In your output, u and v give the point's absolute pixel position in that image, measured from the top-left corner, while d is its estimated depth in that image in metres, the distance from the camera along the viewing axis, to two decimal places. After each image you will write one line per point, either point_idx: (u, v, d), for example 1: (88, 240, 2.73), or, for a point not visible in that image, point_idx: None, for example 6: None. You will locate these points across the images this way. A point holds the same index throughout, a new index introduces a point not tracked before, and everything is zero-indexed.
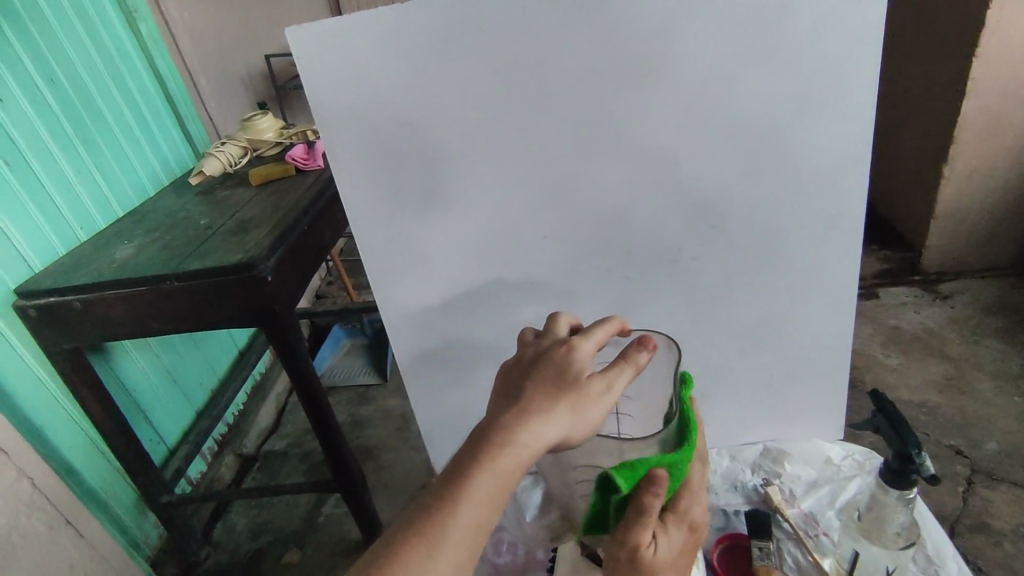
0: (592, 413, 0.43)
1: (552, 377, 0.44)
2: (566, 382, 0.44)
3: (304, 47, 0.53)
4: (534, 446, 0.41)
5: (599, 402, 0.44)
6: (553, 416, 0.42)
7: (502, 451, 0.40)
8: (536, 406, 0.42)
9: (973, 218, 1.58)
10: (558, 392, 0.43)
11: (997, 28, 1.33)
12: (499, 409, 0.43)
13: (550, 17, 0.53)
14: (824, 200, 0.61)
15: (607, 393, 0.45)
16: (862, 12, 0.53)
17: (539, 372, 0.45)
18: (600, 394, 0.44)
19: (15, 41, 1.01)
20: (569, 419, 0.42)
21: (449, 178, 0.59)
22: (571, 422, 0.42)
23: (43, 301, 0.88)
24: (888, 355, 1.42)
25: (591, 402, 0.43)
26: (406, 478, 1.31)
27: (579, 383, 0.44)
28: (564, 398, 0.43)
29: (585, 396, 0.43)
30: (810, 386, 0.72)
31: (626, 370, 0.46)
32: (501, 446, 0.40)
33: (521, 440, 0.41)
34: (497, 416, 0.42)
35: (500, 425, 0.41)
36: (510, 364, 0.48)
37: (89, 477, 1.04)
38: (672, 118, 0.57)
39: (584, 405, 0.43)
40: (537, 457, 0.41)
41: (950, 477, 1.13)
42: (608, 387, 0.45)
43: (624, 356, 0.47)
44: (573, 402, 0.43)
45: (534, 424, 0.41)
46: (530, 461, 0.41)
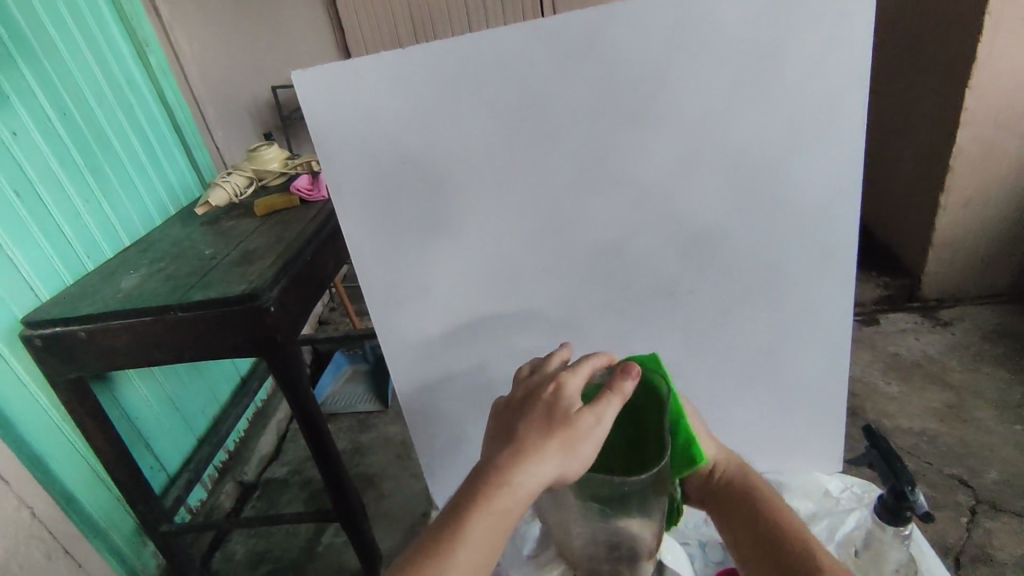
0: (584, 447, 0.44)
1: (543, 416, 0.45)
2: (556, 419, 0.44)
3: (310, 89, 0.55)
4: (527, 488, 0.42)
5: (589, 435, 0.44)
6: (542, 457, 0.43)
7: (496, 494, 0.42)
8: (526, 448, 0.43)
9: (971, 245, 1.59)
10: (547, 431, 0.44)
11: (989, 60, 1.36)
12: (495, 449, 0.45)
13: (549, 61, 0.55)
14: (816, 235, 0.62)
15: (597, 427, 0.44)
16: (851, 55, 0.55)
17: (529, 412, 0.46)
18: (588, 429, 0.44)
19: (30, 77, 1.05)
20: (560, 458, 0.43)
21: (449, 215, 0.61)
22: (562, 461, 0.43)
23: (49, 330, 0.90)
24: (888, 383, 1.42)
25: (579, 439, 0.44)
26: (406, 506, 1.31)
27: (565, 420, 0.44)
28: (553, 437, 0.43)
29: (574, 433, 0.44)
30: (805, 418, 0.72)
31: (614, 399, 0.45)
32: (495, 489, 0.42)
33: (512, 482, 0.42)
34: (492, 457, 0.44)
35: (493, 467, 0.43)
36: (504, 403, 0.49)
37: (90, 505, 1.04)
38: (668, 156, 0.58)
39: (573, 442, 0.43)
40: (532, 497, 0.43)
41: (952, 507, 1.12)
42: (597, 420, 0.44)
43: (611, 384, 0.45)
44: (561, 441, 0.43)
45: (525, 464, 0.43)
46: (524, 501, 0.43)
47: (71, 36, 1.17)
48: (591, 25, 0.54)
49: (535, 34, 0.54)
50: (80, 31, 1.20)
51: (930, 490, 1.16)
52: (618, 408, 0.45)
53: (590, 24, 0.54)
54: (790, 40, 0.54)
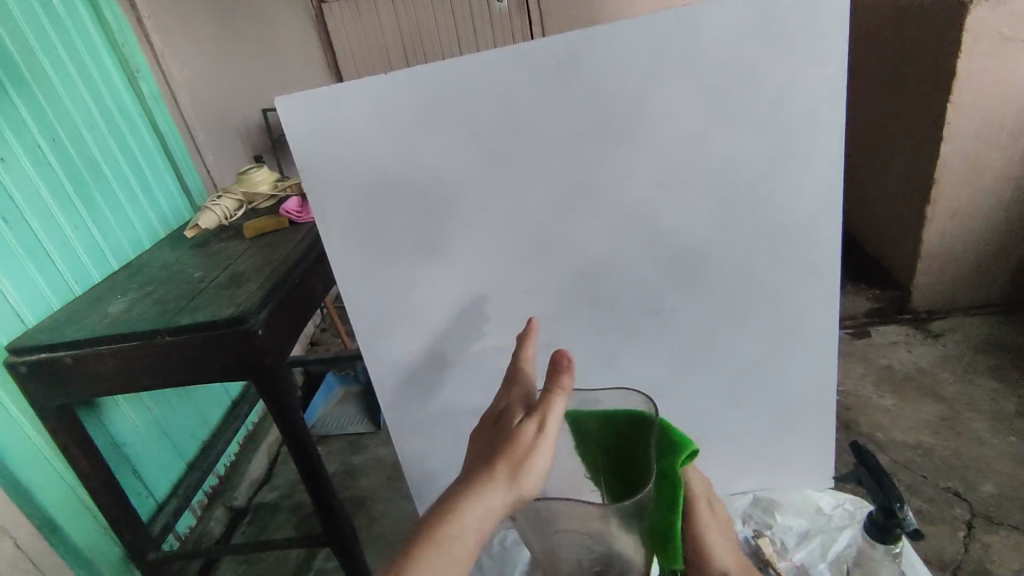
0: (531, 458, 0.44)
1: (490, 439, 0.47)
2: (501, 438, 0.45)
3: (295, 114, 0.56)
4: (481, 509, 0.42)
5: (534, 444, 0.44)
6: (494, 474, 0.43)
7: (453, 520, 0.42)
8: (475, 471, 0.44)
9: (959, 257, 1.60)
10: (494, 450, 0.45)
11: (969, 75, 1.39)
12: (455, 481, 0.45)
13: (531, 85, 0.55)
14: (800, 252, 0.62)
15: (540, 432, 0.45)
16: (829, 74, 0.56)
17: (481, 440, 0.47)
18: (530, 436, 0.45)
19: (20, 104, 1.05)
20: (509, 472, 0.44)
21: (434, 237, 0.61)
22: (511, 475, 0.43)
23: (35, 356, 0.89)
24: (881, 396, 1.42)
25: (525, 449, 0.44)
26: (399, 529, 1.29)
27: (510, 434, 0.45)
28: (499, 454, 0.44)
29: (519, 446, 0.44)
30: (794, 434, 0.72)
31: (552, 401, 0.46)
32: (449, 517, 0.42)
33: (466, 509, 0.42)
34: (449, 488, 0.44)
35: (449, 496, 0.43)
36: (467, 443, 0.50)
37: (75, 534, 1.02)
38: (651, 176, 0.59)
39: (520, 454, 0.44)
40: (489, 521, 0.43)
41: (949, 521, 1.11)
42: (538, 426, 0.45)
43: (546, 388, 0.47)
44: (509, 455, 0.44)
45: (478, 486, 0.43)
46: (481, 525, 0.42)
47: (62, 62, 1.18)
48: (572, 49, 0.54)
49: (517, 58, 0.55)
50: (71, 58, 1.21)
51: (926, 505, 1.15)
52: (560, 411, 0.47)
53: (571, 49, 0.54)
54: (768, 61, 0.55)
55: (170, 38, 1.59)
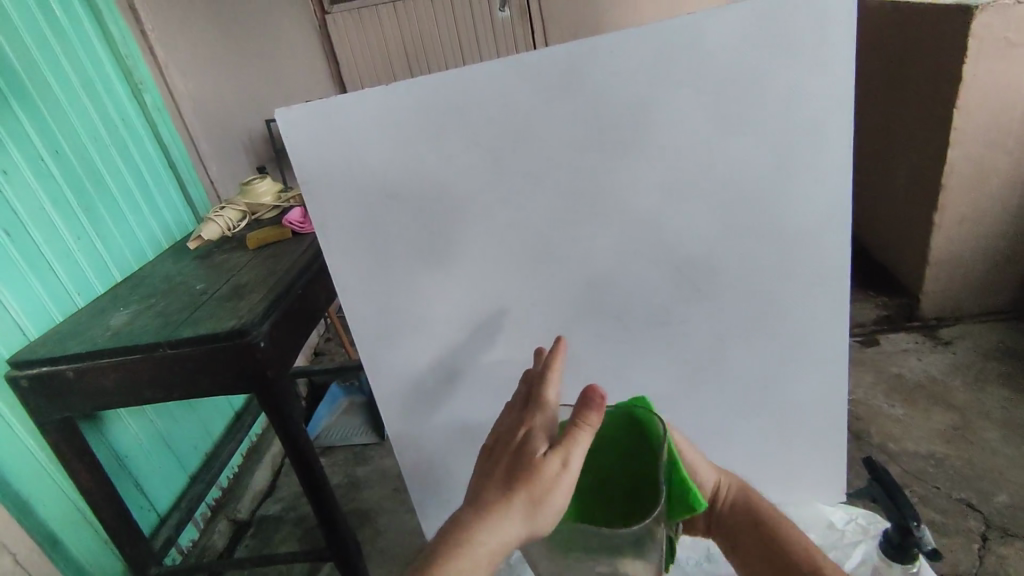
0: (551, 498, 0.41)
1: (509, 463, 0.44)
2: (521, 468, 0.42)
3: (294, 126, 0.55)
4: (493, 543, 0.41)
5: (555, 484, 0.41)
6: (508, 510, 0.41)
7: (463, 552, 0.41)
8: (490, 502, 0.42)
9: (968, 263, 1.59)
10: (511, 481, 0.42)
11: (974, 80, 1.38)
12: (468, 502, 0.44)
13: (533, 95, 0.55)
14: (809, 262, 0.61)
15: (564, 470, 0.42)
16: (836, 81, 0.55)
17: (497, 462, 0.44)
18: (552, 475, 0.41)
19: (24, 118, 1.05)
20: (527, 509, 0.41)
21: (437, 249, 0.60)
22: (528, 513, 0.41)
23: (36, 370, 0.88)
24: (892, 405, 1.40)
25: (545, 487, 0.41)
26: (403, 543, 1.27)
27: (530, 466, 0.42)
28: (516, 488, 0.41)
29: (538, 483, 0.41)
30: (806, 446, 0.71)
31: (579, 436, 0.42)
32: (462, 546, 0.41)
33: (478, 539, 0.41)
34: (462, 511, 0.43)
35: (461, 523, 0.42)
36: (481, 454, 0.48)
37: (76, 549, 1.01)
38: (656, 186, 0.58)
39: (540, 492, 0.41)
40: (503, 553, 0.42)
41: (963, 533, 1.09)
42: (563, 463, 0.42)
43: (573, 419, 0.42)
44: (527, 491, 0.41)
45: (491, 520, 0.41)
46: (493, 555, 0.41)
47: (66, 75, 1.18)
48: (575, 58, 0.54)
49: (519, 69, 0.54)
50: (75, 71, 1.21)
51: (939, 516, 1.13)
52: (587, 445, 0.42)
53: (574, 58, 0.54)
54: (774, 68, 0.54)
55: (175, 50, 1.59)
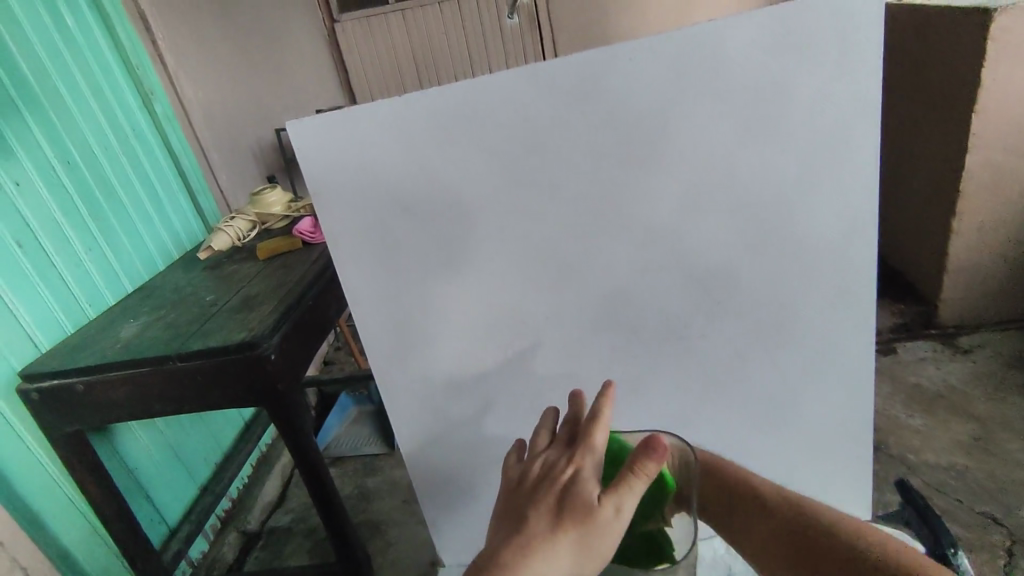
0: (602, 544, 0.40)
1: (555, 503, 0.42)
2: (571, 511, 0.41)
3: (307, 139, 0.54)
4: None
5: (608, 531, 0.40)
6: (557, 553, 0.40)
7: None
8: (536, 542, 0.40)
9: (987, 270, 1.56)
10: (561, 522, 0.41)
11: (993, 84, 1.36)
12: (503, 536, 0.42)
13: (550, 105, 0.54)
14: (832, 274, 0.60)
15: (616, 517, 0.41)
16: (861, 89, 0.53)
17: (542, 499, 0.43)
18: (606, 522, 0.40)
19: (36, 129, 1.06)
20: (575, 554, 0.40)
21: (450, 262, 0.59)
22: (578, 557, 0.40)
23: (46, 383, 0.88)
24: (911, 416, 1.37)
25: (598, 534, 0.40)
26: (415, 555, 1.26)
27: (582, 510, 0.41)
28: (568, 532, 0.40)
29: (590, 528, 0.40)
30: (830, 462, 0.69)
31: (635, 485, 0.41)
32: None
33: None
34: (500, 546, 0.41)
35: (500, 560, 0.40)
36: (515, 484, 0.46)
37: (86, 562, 1.01)
38: (675, 197, 0.57)
39: (591, 537, 0.40)
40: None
41: (988, 548, 1.06)
42: (616, 509, 0.41)
43: (630, 465, 0.41)
44: (580, 537, 0.40)
45: (537, 561, 0.39)
46: None
47: (77, 86, 1.19)
48: (592, 67, 0.53)
49: (536, 79, 0.53)
50: (87, 82, 1.21)
51: (963, 531, 1.10)
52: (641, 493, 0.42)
53: (591, 67, 0.53)
54: (797, 76, 0.53)
55: (185, 60, 1.60)
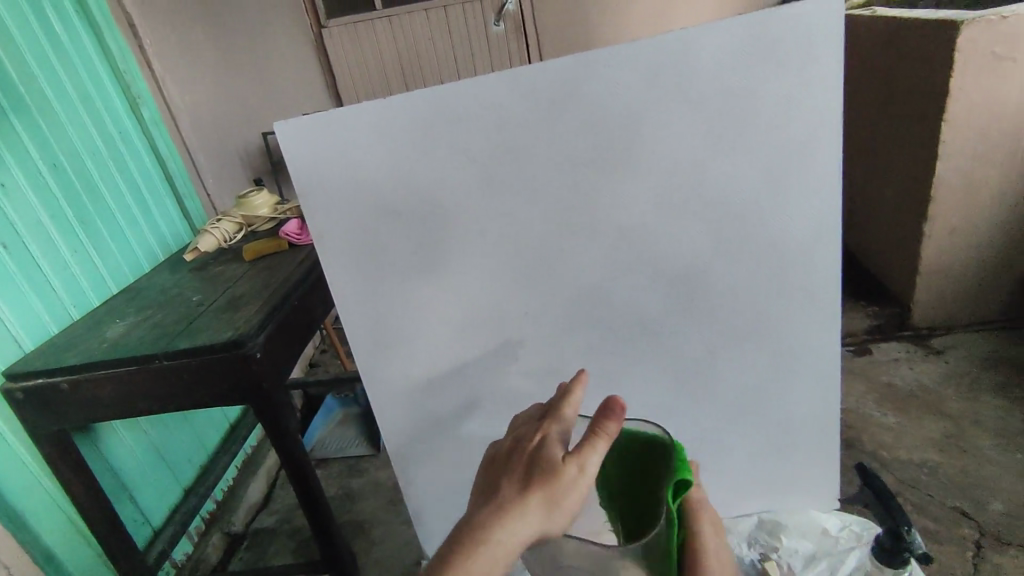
0: (567, 501, 0.42)
1: (524, 468, 0.44)
2: (538, 472, 0.43)
3: (293, 140, 0.56)
4: (506, 544, 0.41)
5: (573, 487, 0.43)
6: (525, 512, 0.42)
7: (474, 554, 0.40)
8: (505, 504, 0.42)
9: (957, 273, 1.60)
10: (529, 484, 0.43)
11: (962, 94, 1.40)
12: (475, 506, 0.44)
13: (528, 109, 0.56)
14: (797, 272, 0.62)
15: (580, 474, 0.43)
16: (824, 95, 0.56)
17: (512, 467, 0.45)
18: (572, 478, 0.43)
19: (22, 132, 1.06)
20: (543, 511, 0.42)
21: (431, 261, 0.61)
22: (545, 515, 0.42)
23: (31, 382, 0.88)
24: (884, 414, 1.41)
25: (563, 491, 0.43)
26: (400, 553, 1.27)
27: (549, 468, 0.43)
28: (536, 491, 0.42)
29: (556, 486, 0.42)
30: (800, 454, 0.71)
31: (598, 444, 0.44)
32: (474, 546, 0.41)
33: (493, 539, 0.41)
34: (472, 513, 0.43)
35: (473, 524, 0.42)
36: (487, 461, 0.48)
37: (70, 563, 1.01)
38: (648, 199, 0.59)
39: (557, 495, 0.42)
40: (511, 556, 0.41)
41: (958, 541, 1.10)
42: (580, 467, 0.43)
43: (592, 427, 0.45)
44: (546, 493, 0.42)
45: (507, 521, 0.41)
46: (504, 559, 0.41)
47: (64, 88, 1.19)
48: (567, 74, 0.55)
49: (515, 84, 0.55)
50: (73, 85, 1.22)
51: (934, 524, 1.13)
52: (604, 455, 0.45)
53: (566, 74, 0.55)
54: (764, 84, 0.55)
55: (170, 65, 1.61)
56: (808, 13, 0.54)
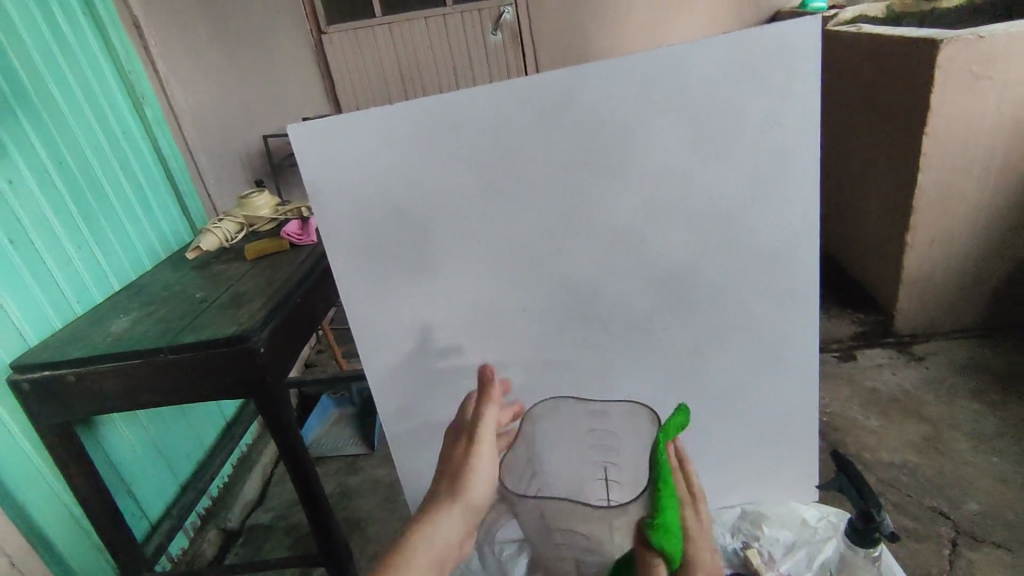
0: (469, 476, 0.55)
1: (440, 469, 0.57)
2: (447, 467, 0.56)
3: (303, 141, 0.59)
4: (434, 528, 0.52)
5: (469, 462, 0.55)
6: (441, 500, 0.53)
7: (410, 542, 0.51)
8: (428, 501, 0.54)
9: (938, 282, 1.66)
10: (441, 480, 0.55)
11: (941, 109, 1.46)
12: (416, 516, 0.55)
13: (528, 117, 0.59)
14: (778, 276, 0.65)
15: (473, 449, 0.56)
16: (802, 107, 0.59)
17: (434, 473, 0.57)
18: (465, 456, 0.55)
19: (29, 129, 1.08)
20: (454, 490, 0.54)
21: (433, 259, 0.64)
22: (457, 494, 0.54)
23: (37, 374, 0.90)
24: (867, 417, 1.45)
25: (463, 470, 0.55)
26: (395, 549, 1.30)
27: (452, 457, 0.56)
28: (444, 485, 0.55)
29: (459, 470, 0.55)
30: (785, 448, 0.74)
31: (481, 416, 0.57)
32: (410, 536, 0.51)
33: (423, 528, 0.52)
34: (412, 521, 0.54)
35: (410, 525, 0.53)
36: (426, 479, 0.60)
37: (68, 554, 1.03)
38: (640, 203, 0.62)
39: (461, 475, 0.55)
40: (445, 551, 0.52)
41: (934, 538, 1.14)
42: (470, 445, 0.56)
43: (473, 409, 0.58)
44: (452, 481, 0.54)
45: (429, 514, 0.53)
46: (438, 538, 0.52)
47: (70, 88, 1.22)
48: (565, 83, 0.58)
49: (515, 92, 0.58)
50: (80, 85, 1.25)
51: (912, 522, 1.17)
52: (490, 423, 0.58)
53: (564, 83, 0.58)
54: (748, 97, 0.58)
55: (173, 66, 1.64)
56: (786, 31, 0.57)
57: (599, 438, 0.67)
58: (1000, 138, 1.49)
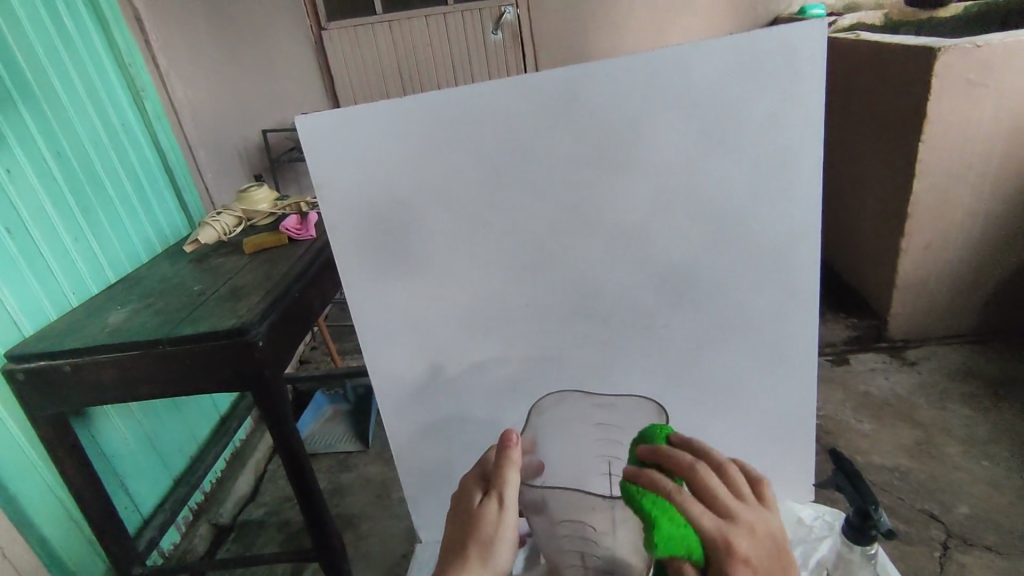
0: (497, 537, 0.54)
1: (463, 521, 0.56)
2: (473, 522, 0.55)
3: (311, 133, 0.59)
4: None
5: (498, 522, 0.54)
6: (469, 561, 0.53)
7: None
8: (454, 560, 0.53)
9: (932, 288, 1.67)
10: (466, 537, 0.54)
11: (938, 116, 1.47)
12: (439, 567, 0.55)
13: (535, 113, 0.59)
14: (779, 277, 0.66)
15: (501, 508, 0.55)
16: (806, 109, 0.59)
17: (459, 525, 0.56)
18: (494, 517, 0.54)
19: (29, 120, 1.08)
20: (482, 553, 0.54)
21: (437, 253, 0.64)
22: (485, 556, 0.54)
23: (32, 364, 0.89)
24: (860, 421, 1.46)
25: (491, 531, 0.54)
26: (388, 547, 1.30)
27: (478, 514, 0.55)
28: (472, 543, 0.54)
29: (488, 529, 0.54)
30: (782, 449, 0.74)
31: (508, 477, 0.55)
32: None
33: None
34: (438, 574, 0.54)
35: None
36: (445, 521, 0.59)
37: (59, 547, 1.02)
38: (645, 201, 0.62)
39: (490, 536, 0.54)
40: None
41: (926, 542, 1.15)
42: (498, 504, 0.55)
43: (498, 463, 0.56)
44: (480, 541, 0.54)
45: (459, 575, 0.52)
46: None
47: (71, 79, 1.21)
48: (571, 81, 0.58)
49: (522, 88, 0.58)
50: (80, 76, 1.24)
51: (904, 525, 1.18)
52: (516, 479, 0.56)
53: (571, 80, 0.58)
54: (753, 97, 0.59)
55: (175, 60, 1.63)
56: (791, 34, 0.57)
57: (607, 432, 0.68)
58: (994, 147, 1.51)
